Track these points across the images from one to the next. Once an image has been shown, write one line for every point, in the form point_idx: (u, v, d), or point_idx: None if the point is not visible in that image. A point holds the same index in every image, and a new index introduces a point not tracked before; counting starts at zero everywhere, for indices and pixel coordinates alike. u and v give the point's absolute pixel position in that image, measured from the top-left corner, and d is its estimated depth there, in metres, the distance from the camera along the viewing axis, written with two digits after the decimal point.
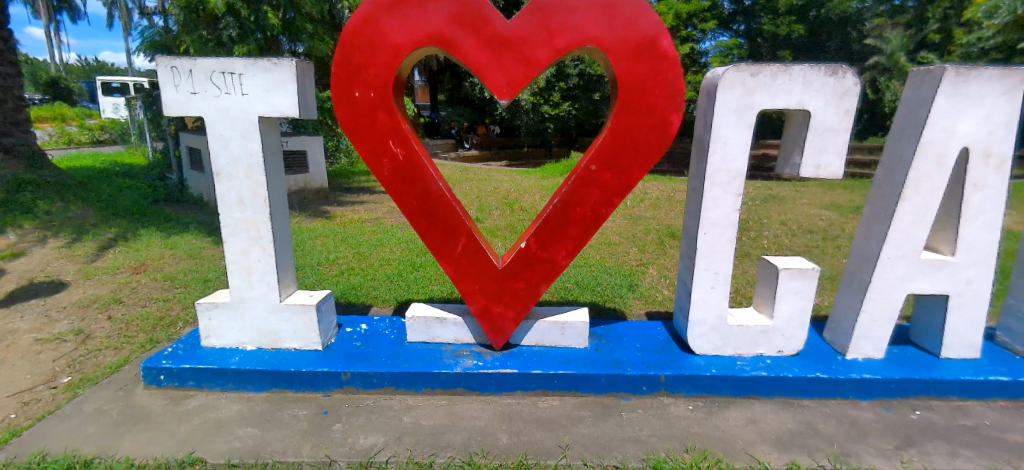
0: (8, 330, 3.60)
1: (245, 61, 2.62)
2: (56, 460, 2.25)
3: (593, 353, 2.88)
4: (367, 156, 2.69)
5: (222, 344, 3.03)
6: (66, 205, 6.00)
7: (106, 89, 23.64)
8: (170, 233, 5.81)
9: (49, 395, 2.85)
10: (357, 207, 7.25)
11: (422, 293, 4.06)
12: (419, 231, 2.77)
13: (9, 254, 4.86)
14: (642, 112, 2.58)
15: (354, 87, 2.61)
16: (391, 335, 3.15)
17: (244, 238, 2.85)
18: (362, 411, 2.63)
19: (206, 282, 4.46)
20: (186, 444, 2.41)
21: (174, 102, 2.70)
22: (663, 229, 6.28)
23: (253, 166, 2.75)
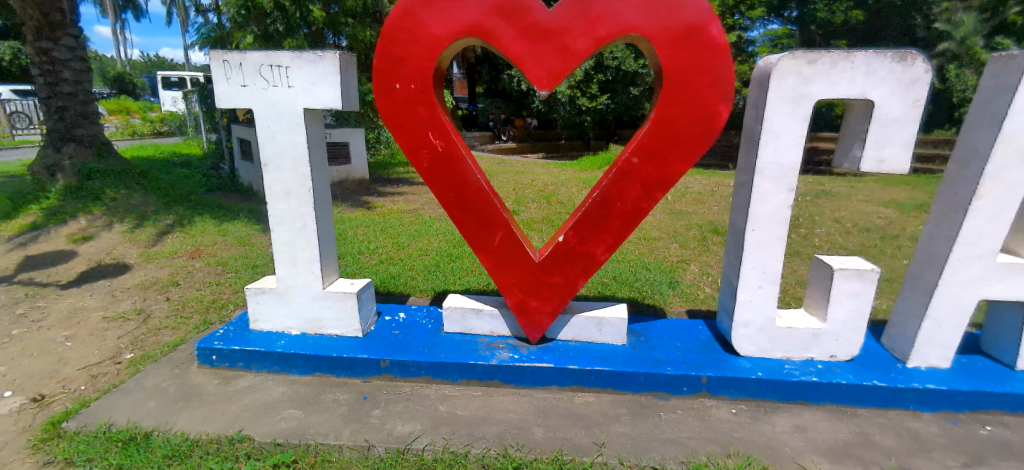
0: (79, 308, 3.85)
1: (291, 54, 2.66)
2: (120, 432, 2.39)
3: (631, 351, 2.80)
4: (407, 148, 2.69)
5: (269, 328, 3.13)
6: (130, 192, 6.35)
7: (165, 83, 25.00)
8: (223, 221, 6.06)
9: (114, 370, 3.03)
10: (396, 198, 7.35)
11: (459, 284, 4.08)
12: (457, 224, 2.77)
13: (81, 238, 5.21)
14: (688, 102, 2.47)
15: (395, 80, 2.62)
16: (429, 325, 3.17)
17: (289, 227, 2.92)
18: (399, 398, 2.67)
19: (256, 267, 4.63)
20: (235, 422, 2.51)
21: (226, 94, 2.79)
22: (706, 224, 6.08)
23: (298, 156, 2.81)
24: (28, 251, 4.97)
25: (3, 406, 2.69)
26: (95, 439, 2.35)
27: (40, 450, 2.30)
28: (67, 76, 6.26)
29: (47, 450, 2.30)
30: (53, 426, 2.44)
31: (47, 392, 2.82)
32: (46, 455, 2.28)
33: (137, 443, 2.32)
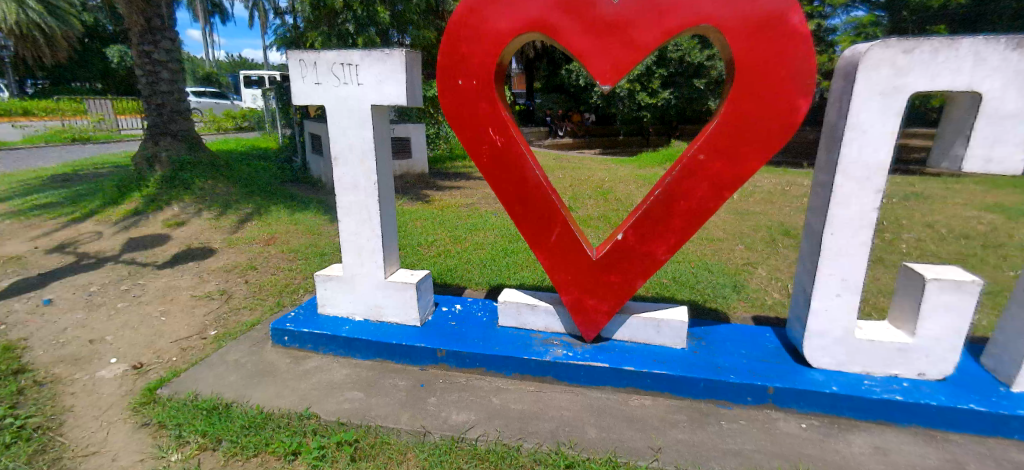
0: (172, 286, 4.20)
1: (361, 52, 2.74)
2: (204, 400, 2.60)
3: (691, 355, 2.69)
4: (468, 143, 2.72)
5: (335, 313, 3.27)
6: (217, 182, 6.85)
7: (247, 82, 26.76)
8: (295, 210, 6.40)
9: (201, 344, 3.29)
10: (454, 192, 7.46)
11: (514, 279, 4.08)
12: (515, 219, 2.76)
13: (174, 224, 5.68)
14: (762, 96, 2.32)
15: (458, 76, 2.64)
16: (484, 317, 3.19)
17: (356, 217, 3.03)
18: (455, 387, 2.70)
19: (324, 255, 4.85)
20: (304, 400, 2.65)
21: (302, 92, 2.93)
22: (776, 226, 5.73)
23: (365, 151, 2.90)
24: (131, 234, 5.49)
25: (110, 371, 3.01)
26: (184, 406, 2.57)
27: (139, 412, 2.60)
28: (165, 77, 6.82)
29: (145, 413, 2.58)
30: (150, 392, 2.72)
31: (145, 361, 3.11)
32: (144, 417, 2.56)
33: (219, 412, 2.52)
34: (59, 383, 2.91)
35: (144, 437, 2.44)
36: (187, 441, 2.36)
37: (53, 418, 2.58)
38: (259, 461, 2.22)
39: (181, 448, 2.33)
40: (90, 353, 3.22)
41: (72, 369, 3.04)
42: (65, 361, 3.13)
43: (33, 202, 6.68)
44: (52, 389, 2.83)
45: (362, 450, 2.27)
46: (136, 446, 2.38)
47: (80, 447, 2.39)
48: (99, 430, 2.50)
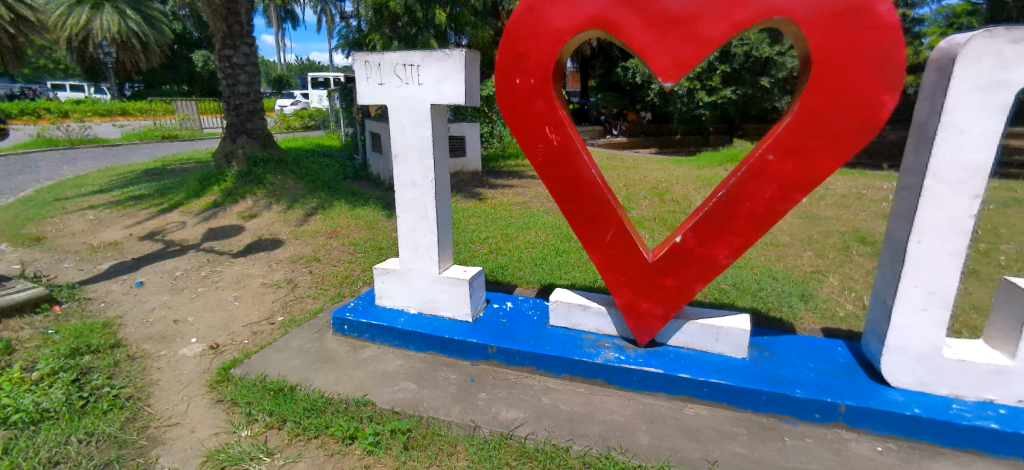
0: (244, 274, 4.46)
1: (422, 53, 2.77)
2: (272, 382, 2.75)
3: (753, 366, 2.54)
4: (522, 142, 2.69)
5: (391, 305, 3.34)
6: (286, 177, 7.20)
7: (314, 82, 28.06)
8: (355, 206, 6.62)
9: (269, 329, 3.47)
10: (507, 190, 7.48)
11: (565, 278, 4.03)
12: (568, 219, 2.72)
13: (246, 216, 6.02)
14: (841, 91, 2.15)
15: (514, 74, 2.62)
16: (534, 316, 3.16)
17: (412, 213, 3.09)
18: (505, 384, 2.70)
19: (381, 249, 4.98)
20: (361, 388, 2.73)
21: (366, 92, 3.01)
22: (850, 232, 5.35)
23: (423, 149, 2.94)
24: (211, 224, 5.87)
25: (190, 350, 3.24)
26: (253, 387, 2.73)
27: (215, 389, 2.78)
28: (243, 79, 7.24)
29: (220, 390, 2.76)
30: (225, 371, 2.91)
31: (220, 342, 3.33)
32: (219, 394, 2.74)
33: (285, 394, 2.66)
34: (148, 358, 3.15)
35: (219, 412, 2.61)
36: (256, 419, 2.52)
37: (142, 390, 2.80)
38: (320, 443, 2.35)
39: (250, 425, 2.49)
40: (174, 332, 3.47)
41: (159, 346, 3.29)
42: (153, 339, 3.38)
43: (128, 193, 7.28)
44: (141, 363, 3.07)
45: (415, 439, 2.33)
46: (212, 421, 2.55)
47: (164, 417, 2.58)
48: (181, 403, 2.70)
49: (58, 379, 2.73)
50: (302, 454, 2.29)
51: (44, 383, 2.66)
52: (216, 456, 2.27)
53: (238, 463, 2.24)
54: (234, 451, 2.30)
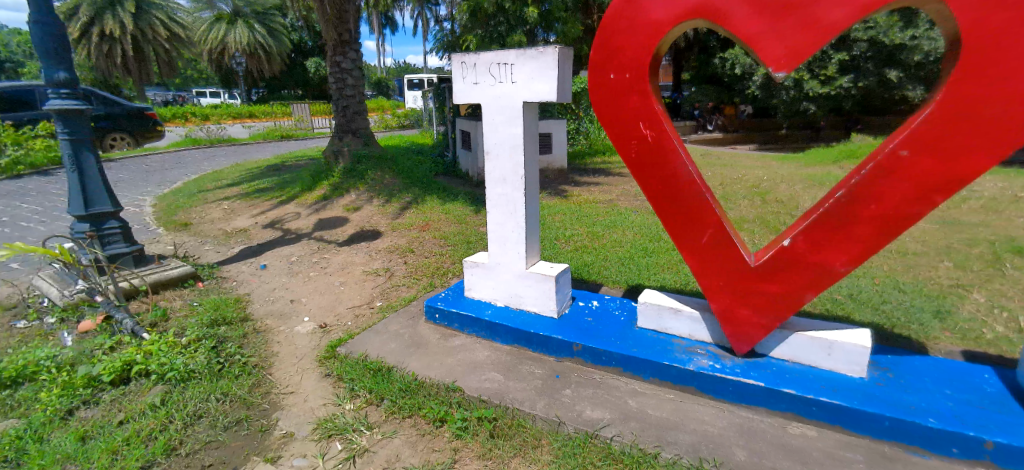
0: (349, 261, 4.81)
1: (516, 52, 2.80)
2: (371, 362, 2.95)
3: (874, 388, 2.31)
4: (616, 138, 2.65)
5: (479, 297, 3.43)
6: (385, 172, 7.64)
7: (410, 83, 29.54)
8: (447, 201, 6.86)
9: (369, 313, 3.72)
10: (594, 188, 7.38)
11: (654, 280, 3.91)
12: (663, 219, 2.63)
13: (350, 209, 6.48)
14: (995, 78, 1.90)
15: (609, 70, 2.58)
16: (622, 317, 3.09)
17: (502, 208, 3.15)
18: (590, 383, 2.68)
19: (470, 243, 5.13)
20: (450, 374, 2.85)
21: (462, 92, 3.12)
22: (997, 242, 4.67)
23: (514, 146, 2.98)
24: (321, 215, 6.40)
25: (304, 327, 3.56)
26: (356, 365, 2.95)
27: (324, 364, 3.05)
28: (350, 82, 7.82)
29: (328, 365, 3.02)
30: (333, 348, 3.17)
31: (329, 322, 3.62)
32: (327, 368, 3.00)
33: (382, 374, 2.84)
34: (269, 331, 3.51)
35: (327, 385, 2.86)
36: (358, 394, 2.73)
37: (265, 359, 3.14)
38: (413, 422, 2.49)
39: (353, 399, 2.71)
40: (291, 310, 3.83)
41: (279, 322, 3.65)
42: (274, 315, 3.76)
43: (253, 186, 8.14)
44: (264, 336, 3.44)
45: (500, 429, 2.39)
46: (321, 392, 2.80)
47: (283, 385, 2.87)
48: (297, 374, 2.98)
49: (201, 343, 3.13)
50: (397, 432, 2.45)
51: (190, 346, 3.07)
52: (324, 425, 2.49)
53: (342, 434, 2.45)
54: (339, 423, 2.51)
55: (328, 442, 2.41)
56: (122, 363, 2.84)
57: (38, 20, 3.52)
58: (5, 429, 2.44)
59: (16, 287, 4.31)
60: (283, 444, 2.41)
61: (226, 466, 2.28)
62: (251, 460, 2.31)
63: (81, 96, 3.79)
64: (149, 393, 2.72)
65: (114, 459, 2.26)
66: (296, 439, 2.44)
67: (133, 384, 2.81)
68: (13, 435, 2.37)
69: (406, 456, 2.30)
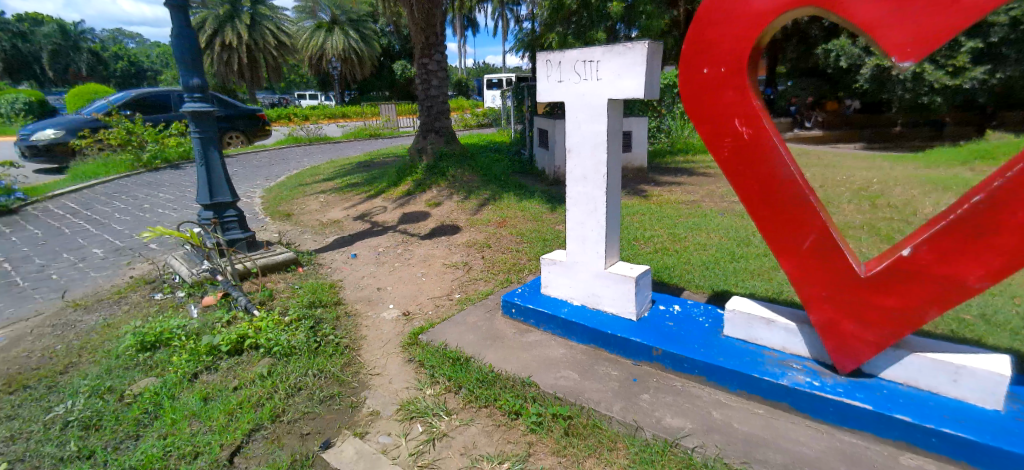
0: (430, 254, 5.01)
1: (602, 48, 2.76)
2: (451, 351, 3.06)
3: (1012, 422, 2.04)
4: (708, 137, 2.55)
5: (556, 295, 3.44)
6: (465, 169, 7.84)
7: (489, 83, 30.14)
8: (523, 198, 6.92)
9: (448, 304, 3.85)
10: (675, 188, 7.13)
11: (740, 286, 3.72)
12: (759, 222, 2.50)
13: (432, 204, 6.74)
14: None
15: (703, 65, 2.49)
16: (706, 323, 2.96)
17: (583, 206, 3.13)
18: (670, 389, 2.61)
19: (546, 241, 5.14)
20: (526, 369, 2.89)
21: (546, 90, 3.13)
22: None
23: (598, 144, 2.95)
24: (405, 210, 6.71)
25: (388, 314, 3.76)
26: (437, 353, 3.07)
27: (407, 349, 3.20)
28: (435, 82, 8.14)
29: (411, 351, 3.17)
30: (415, 336, 3.32)
31: (411, 311, 3.80)
32: (410, 354, 3.15)
33: (461, 364, 2.93)
34: (358, 316, 3.75)
35: (410, 370, 3.00)
36: (437, 381, 2.85)
37: (355, 341, 3.36)
38: (489, 413, 2.56)
39: (433, 384, 2.83)
40: (377, 298, 4.06)
41: (367, 307, 3.88)
42: (362, 301, 4.01)
43: (345, 181, 8.70)
44: (354, 320, 3.67)
45: (575, 427, 2.39)
46: (405, 376, 2.95)
47: (370, 367, 3.06)
48: (383, 357, 3.16)
49: (302, 322, 3.42)
50: (474, 420, 2.53)
51: (292, 325, 3.36)
52: (407, 407, 2.63)
53: (423, 418, 2.56)
54: (420, 406, 2.63)
55: (410, 423, 2.54)
56: (237, 336, 3.16)
57: (178, 33, 4.02)
58: (145, 385, 2.81)
59: (153, 265, 4.93)
60: (370, 422, 2.57)
61: (320, 436, 2.48)
62: (341, 433, 2.49)
63: (210, 100, 4.26)
64: (258, 363, 3.01)
65: (230, 420, 2.53)
66: (381, 418, 2.59)
67: (244, 354, 3.12)
68: (151, 392, 2.73)
69: (482, 444, 2.37)
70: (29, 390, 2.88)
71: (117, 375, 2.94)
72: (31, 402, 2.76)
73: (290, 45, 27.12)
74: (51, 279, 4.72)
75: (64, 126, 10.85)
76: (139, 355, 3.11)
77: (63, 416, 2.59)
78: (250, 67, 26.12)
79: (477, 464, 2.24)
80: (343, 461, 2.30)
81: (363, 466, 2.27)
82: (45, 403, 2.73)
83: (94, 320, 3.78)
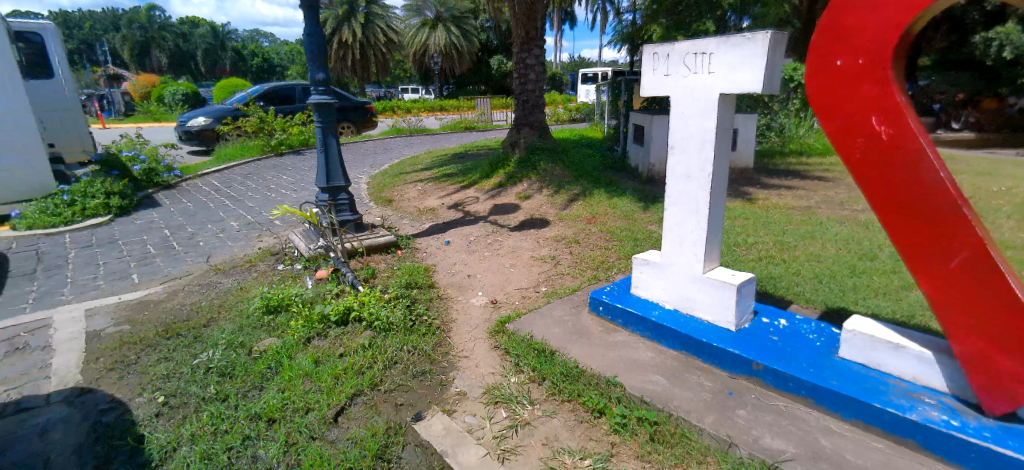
0: (519, 246, 5.06)
1: (717, 40, 2.60)
2: (536, 343, 3.07)
3: None
4: (837, 135, 2.33)
5: (646, 296, 3.33)
6: (557, 164, 7.82)
7: (585, 77, 29.82)
8: (614, 194, 6.75)
9: (535, 297, 3.87)
10: (783, 192, 6.60)
11: (861, 305, 3.37)
12: (893, 233, 2.24)
13: (522, 197, 6.80)
14: None
15: (838, 56, 2.28)
16: (817, 342, 2.71)
17: (683, 207, 2.99)
18: (771, 408, 2.43)
19: (637, 240, 4.99)
20: (612, 368, 2.82)
21: (650, 84, 3.00)
22: None
23: (705, 142, 2.79)
24: (496, 201, 6.83)
25: (477, 301, 3.85)
26: (522, 343, 3.10)
27: (494, 336, 3.26)
28: (532, 77, 8.20)
29: (497, 338, 3.22)
30: (502, 324, 3.37)
31: (499, 300, 3.86)
32: (497, 341, 3.20)
33: (546, 356, 2.94)
34: (449, 300, 3.88)
35: (496, 357, 3.05)
36: (522, 370, 2.87)
37: (445, 323, 3.48)
38: (571, 408, 2.53)
39: (517, 373, 2.86)
40: (467, 284, 4.17)
41: (458, 292, 4.01)
42: (453, 286, 4.14)
43: (441, 171, 9.04)
44: (445, 303, 3.81)
45: (662, 434, 2.30)
46: (491, 361, 3.01)
47: (459, 349, 3.15)
48: (471, 341, 3.25)
49: (400, 301, 3.61)
50: (557, 412, 2.52)
51: (391, 302, 3.56)
52: (492, 392, 2.68)
53: (507, 404, 2.60)
54: (505, 392, 2.68)
55: (494, 407, 2.59)
56: (344, 308, 3.41)
57: (309, 31, 4.39)
58: (268, 344, 3.12)
59: (277, 239, 5.45)
60: (457, 401, 2.65)
61: (412, 408, 2.61)
62: (431, 408, 2.61)
63: (332, 93, 4.61)
64: (360, 335, 3.22)
65: (336, 383, 2.74)
66: (468, 399, 2.67)
67: (349, 325, 3.36)
68: (273, 350, 3.03)
69: (564, 438, 2.35)
70: (181, 338, 3.32)
71: (247, 332, 3.30)
72: (182, 348, 3.17)
73: (397, 41, 28.80)
74: (199, 246, 5.39)
75: (214, 114, 12.34)
76: (266, 316, 3.48)
77: (206, 363, 2.95)
78: (362, 63, 28.02)
79: (558, 457, 2.23)
80: (431, 435, 2.40)
81: (450, 442, 2.35)
82: (191, 350, 3.13)
83: (231, 282, 4.27)
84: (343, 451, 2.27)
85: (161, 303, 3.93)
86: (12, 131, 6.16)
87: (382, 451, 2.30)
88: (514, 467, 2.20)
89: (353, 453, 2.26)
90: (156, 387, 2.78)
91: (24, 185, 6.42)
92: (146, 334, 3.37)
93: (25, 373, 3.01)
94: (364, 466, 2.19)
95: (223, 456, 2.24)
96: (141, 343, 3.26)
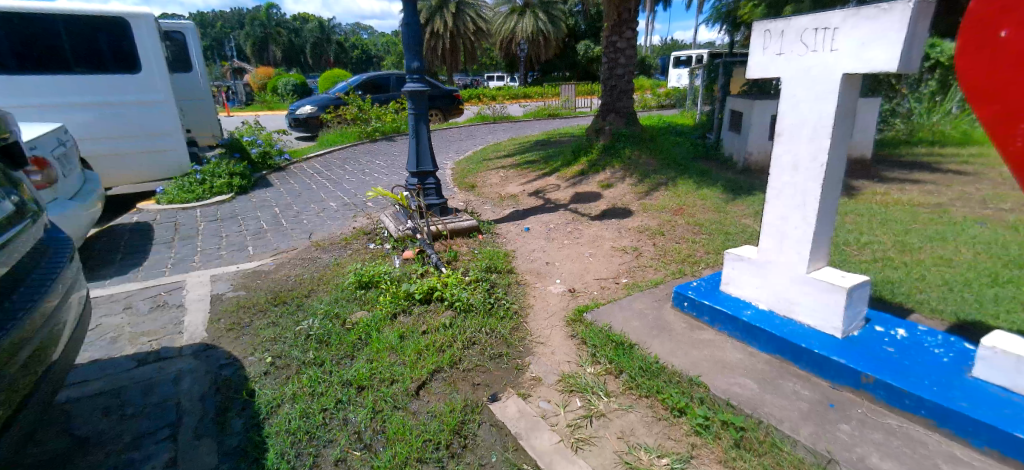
0: (600, 235, 4.95)
1: (843, 13, 2.31)
2: (616, 335, 2.98)
3: None
4: (998, 123, 1.85)
5: (738, 294, 3.11)
6: (643, 151, 7.53)
7: (678, 62, 28.82)
8: (704, 185, 6.38)
9: (614, 288, 3.75)
10: (902, 186, 5.91)
11: (1003, 320, 2.92)
12: None
13: (604, 185, 6.64)
14: None
15: (1002, 27, 1.77)
16: (945, 357, 2.38)
17: (788, 199, 2.74)
18: (880, 426, 2.18)
19: (728, 234, 4.70)
20: (696, 367, 2.67)
21: (758, 65, 2.78)
22: None
23: (819, 128, 2.52)
24: (578, 189, 6.74)
25: (555, 288, 3.82)
26: (601, 334, 3.02)
27: (571, 325, 3.22)
28: (621, 61, 7.94)
29: (575, 327, 3.18)
30: (580, 313, 3.31)
31: (577, 289, 3.80)
32: (574, 330, 3.16)
33: (625, 348, 2.84)
34: (526, 285, 3.88)
35: (573, 346, 3.01)
36: (598, 361, 2.81)
37: (523, 308, 3.50)
38: (649, 404, 2.43)
39: (594, 363, 2.80)
40: (546, 272, 4.14)
41: (536, 279, 4.00)
42: (533, 273, 4.12)
43: (524, 158, 9.07)
44: (523, 289, 3.81)
45: (749, 441, 2.14)
46: (567, 349, 2.97)
47: (535, 336, 3.14)
48: (549, 328, 3.22)
49: (479, 284, 3.68)
50: (633, 407, 2.42)
51: (471, 284, 3.63)
52: (567, 380, 2.64)
53: (582, 393, 2.56)
54: (580, 382, 2.63)
55: (569, 396, 2.55)
56: (428, 287, 3.51)
57: (407, 21, 4.51)
58: (359, 316, 3.30)
59: (369, 219, 5.73)
60: (531, 386, 2.65)
61: (488, 389, 2.63)
62: (507, 390, 2.62)
63: (424, 81, 4.73)
64: (442, 314, 3.32)
65: (418, 358, 2.83)
66: (543, 385, 2.65)
67: (432, 303, 3.47)
68: (364, 322, 3.19)
69: (640, 434, 2.26)
70: (286, 305, 3.60)
71: (342, 303, 3.51)
72: (287, 315, 3.43)
73: (487, 29, 29.31)
74: (303, 224, 5.80)
75: (319, 102, 13.26)
76: (358, 290, 3.68)
77: (307, 330, 3.17)
78: (453, 53, 28.82)
79: (634, 452, 2.15)
80: (507, 416, 2.41)
81: (524, 425, 2.34)
82: (294, 318, 3.37)
83: (328, 259, 4.54)
84: (423, 423, 2.35)
85: (271, 273, 4.26)
86: (158, 117, 6.90)
87: (459, 427, 2.35)
88: (588, 457, 2.15)
89: (434, 425, 2.33)
90: (265, 348, 3.03)
91: (166, 166, 7.10)
92: (257, 300, 3.69)
93: (165, 327, 3.40)
94: (442, 439, 2.25)
95: (317, 416, 2.40)
96: (254, 308, 3.57)
